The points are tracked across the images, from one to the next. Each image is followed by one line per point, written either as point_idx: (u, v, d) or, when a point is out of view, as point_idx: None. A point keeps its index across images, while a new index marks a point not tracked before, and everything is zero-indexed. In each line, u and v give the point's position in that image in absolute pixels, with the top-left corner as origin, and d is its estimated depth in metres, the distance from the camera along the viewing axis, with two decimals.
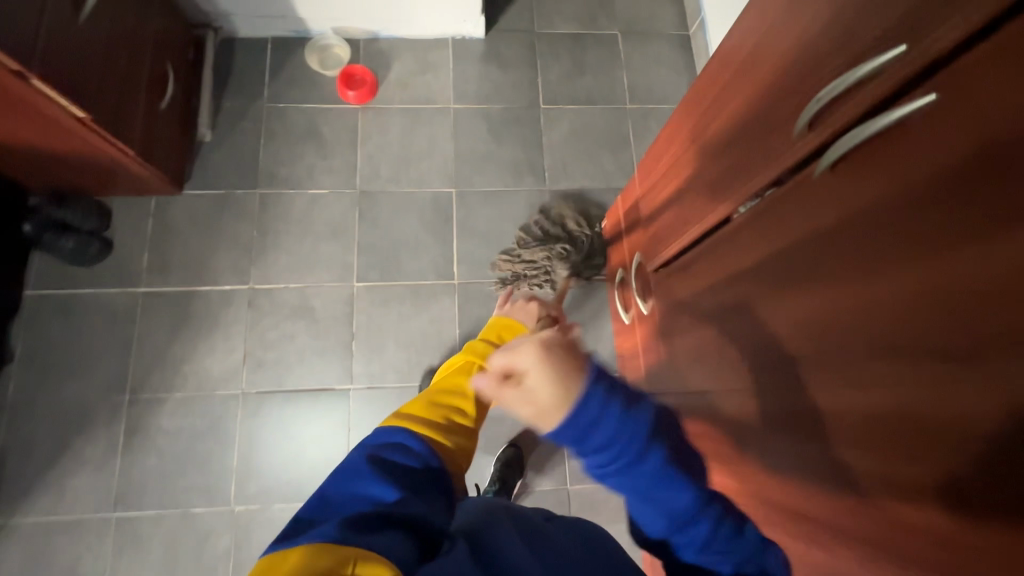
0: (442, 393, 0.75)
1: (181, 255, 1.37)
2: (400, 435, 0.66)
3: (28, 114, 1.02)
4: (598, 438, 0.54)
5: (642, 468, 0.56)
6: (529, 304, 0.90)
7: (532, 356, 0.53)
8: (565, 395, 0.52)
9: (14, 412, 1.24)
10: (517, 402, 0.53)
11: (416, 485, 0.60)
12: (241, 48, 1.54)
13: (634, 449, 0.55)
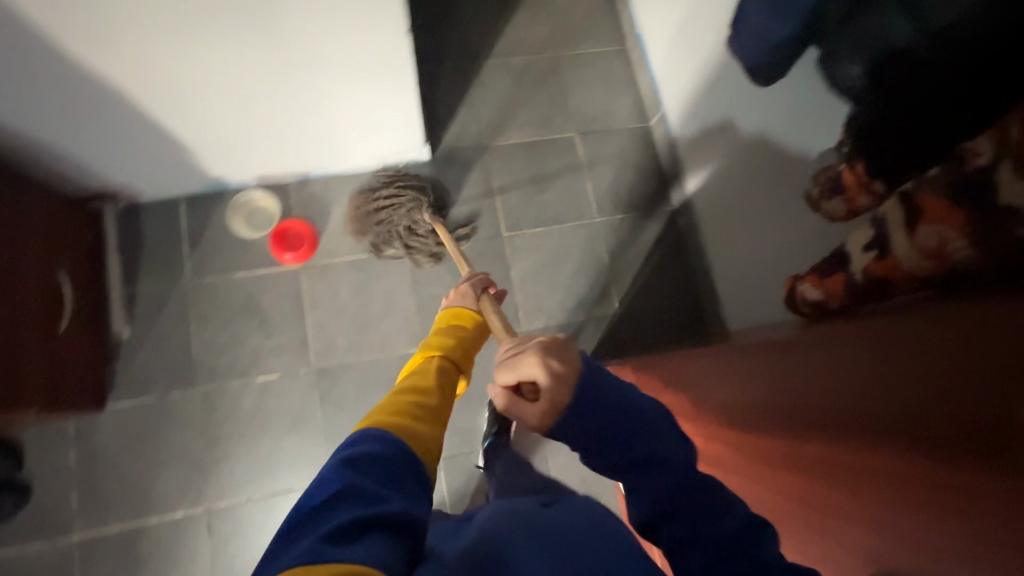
0: (408, 386, 0.74)
1: (117, 485, 1.19)
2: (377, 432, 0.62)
3: None
4: (589, 424, 0.65)
5: (638, 427, 0.65)
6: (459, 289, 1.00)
7: (533, 367, 0.67)
8: (563, 403, 0.65)
9: None
10: (524, 409, 0.68)
11: (394, 477, 0.59)
12: (149, 216, 1.33)
13: (620, 425, 0.65)
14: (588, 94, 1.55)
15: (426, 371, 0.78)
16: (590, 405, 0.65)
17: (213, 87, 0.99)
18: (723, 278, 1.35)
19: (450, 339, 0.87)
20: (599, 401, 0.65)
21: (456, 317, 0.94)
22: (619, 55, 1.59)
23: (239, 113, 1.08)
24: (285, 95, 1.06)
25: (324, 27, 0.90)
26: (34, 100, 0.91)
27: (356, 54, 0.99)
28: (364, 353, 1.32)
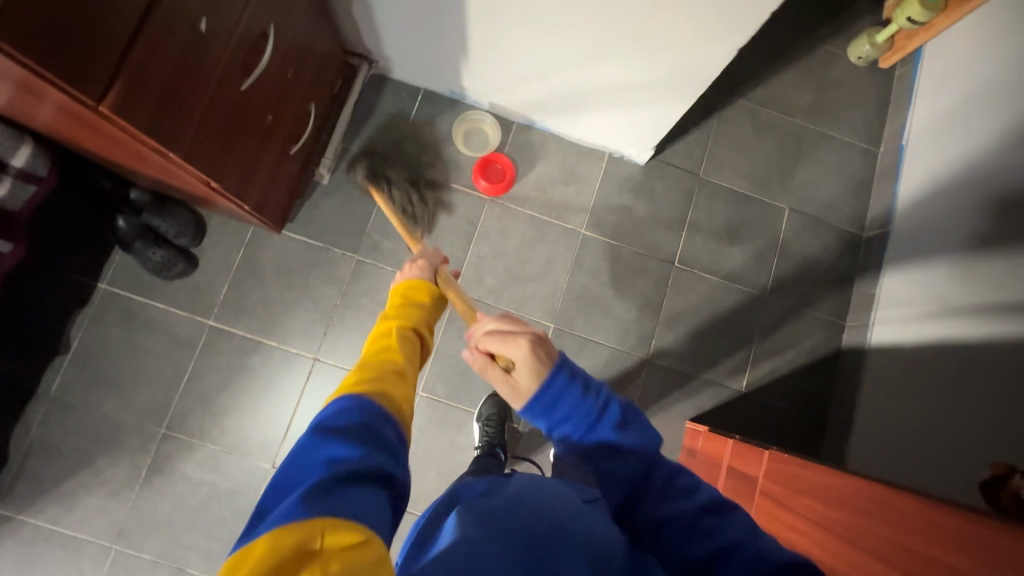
0: (372, 357, 0.72)
1: (258, 299, 1.30)
2: (345, 401, 0.61)
3: (154, 164, 0.94)
4: (559, 413, 0.70)
5: (572, 414, 0.69)
6: (417, 264, 0.91)
7: (518, 352, 0.72)
8: (530, 393, 0.71)
9: (53, 406, 1.22)
10: (501, 382, 0.74)
11: (372, 439, 0.58)
12: (389, 92, 1.42)
13: (588, 419, 0.69)
14: (818, 176, 1.49)
15: (384, 339, 0.76)
16: (548, 401, 0.70)
17: (526, 22, 1.03)
18: (867, 417, 1.27)
19: (409, 306, 0.83)
20: (561, 396, 0.70)
21: (419, 285, 0.87)
22: (866, 155, 1.51)
23: (526, 49, 1.12)
24: (577, 54, 1.09)
25: (660, 16, 0.91)
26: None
27: (664, 50, 1.00)
28: (501, 301, 1.36)
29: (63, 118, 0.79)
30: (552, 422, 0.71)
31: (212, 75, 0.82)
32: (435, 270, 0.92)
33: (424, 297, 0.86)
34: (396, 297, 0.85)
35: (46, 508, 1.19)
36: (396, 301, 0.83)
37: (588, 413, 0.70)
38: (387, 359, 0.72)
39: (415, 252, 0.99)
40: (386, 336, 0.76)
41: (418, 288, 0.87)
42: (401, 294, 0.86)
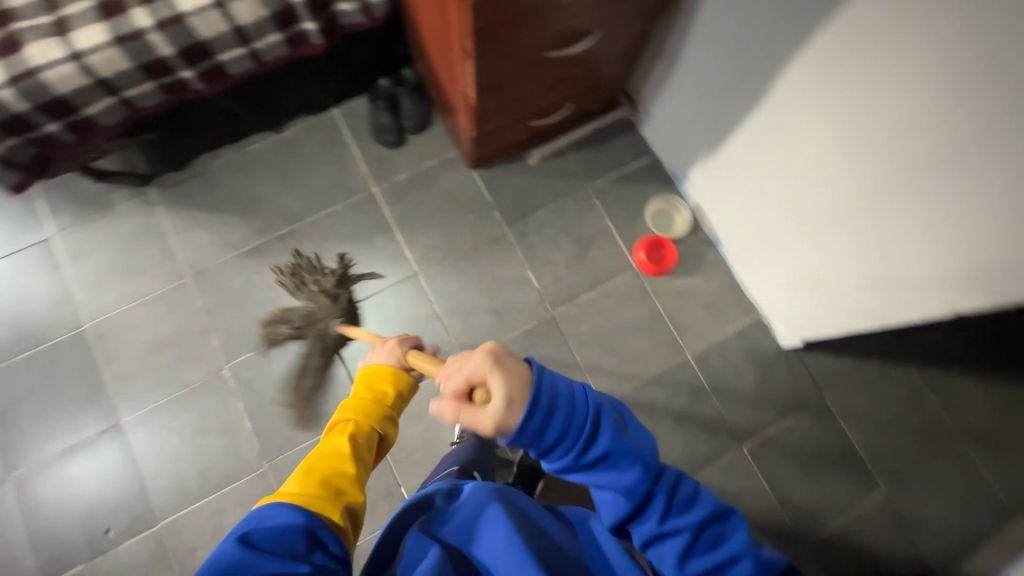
0: (322, 464, 0.79)
1: (416, 200, 1.43)
2: (284, 512, 0.71)
3: (445, 58, 1.11)
4: (552, 434, 0.65)
5: (565, 431, 0.66)
6: (391, 344, 0.98)
7: (483, 372, 0.68)
8: (510, 420, 0.65)
9: (236, 157, 1.42)
10: (482, 419, 0.67)
11: (304, 553, 0.69)
12: (629, 137, 1.52)
13: (582, 435, 0.66)
14: (934, 491, 1.34)
15: (340, 440, 0.82)
16: (528, 429, 0.65)
17: (775, 173, 1.12)
18: None
19: (376, 401, 0.88)
20: (546, 415, 0.65)
21: (382, 369, 0.92)
22: (999, 512, 1.33)
23: (761, 181, 1.17)
24: (796, 225, 1.14)
25: (894, 247, 0.95)
26: (717, 53, 1.10)
27: (884, 267, 0.99)
28: (579, 351, 1.37)
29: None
30: (546, 452, 0.67)
31: (539, 29, 0.96)
32: (404, 352, 0.97)
33: (385, 387, 0.90)
34: (359, 385, 0.90)
35: (173, 217, 1.38)
36: (360, 390, 0.89)
37: (580, 434, 0.66)
38: (333, 464, 0.80)
39: (398, 333, 1.04)
40: (337, 435, 0.83)
41: (385, 375, 0.92)
42: (366, 384, 0.90)
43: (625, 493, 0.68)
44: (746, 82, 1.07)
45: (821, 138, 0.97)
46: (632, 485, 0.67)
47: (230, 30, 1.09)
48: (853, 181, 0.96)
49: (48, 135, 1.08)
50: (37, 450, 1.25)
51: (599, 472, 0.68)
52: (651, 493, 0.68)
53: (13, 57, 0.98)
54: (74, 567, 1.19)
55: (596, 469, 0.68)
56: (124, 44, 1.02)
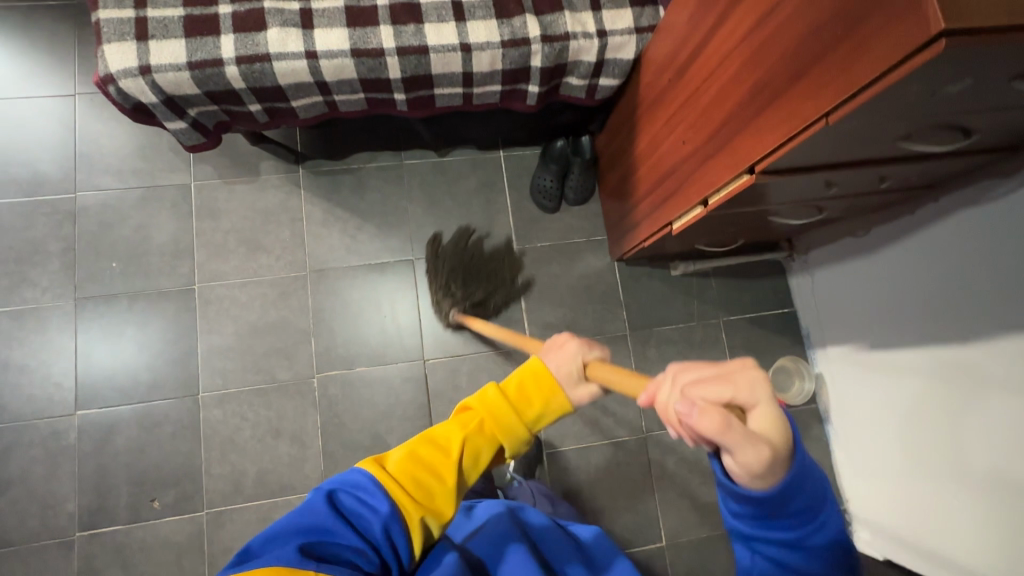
0: (425, 454, 0.65)
1: (550, 273, 1.39)
2: (372, 485, 0.62)
3: (657, 180, 1.07)
4: (795, 500, 0.51)
5: (803, 513, 0.52)
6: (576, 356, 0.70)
7: (761, 392, 0.49)
8: (775, 438, 0.49)
9: (392, 166, 1.37)
10: (755, 446, 0.47)
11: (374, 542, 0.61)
12: (775, 282, 1.47)
13: (808, 519, 0.52)
14: None
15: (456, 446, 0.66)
16: (790, 490, 0.50)
17: (917, 403, 1.12)
18: None
19: (513, 408, 0.67)
20: (800, 474, 0.51)
21: (544, 378, 0.69)
22: None
23: (909, 400, 1.14)
24: (920, 458, 1.13)
25: None
26: (925, 272, 1.05)
27: None
28: (658, 481, 1.34)
29: (675, 130, 0.96)
30: (763, 525, 0.52)
31: (781, 202, 0.92)
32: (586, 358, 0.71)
33: (532, 404, 0.68)
34: (507, 384, 0.69)
35: (314, 206, 1.34)
36: (507, 392, 0.69)
37: (812, 520, 0.53)
38: (437, 463, 0.65)
39: (563, 336, 0.74)
40: (459, 429, 0.66)
41: (543, 386, 0.69)
42: (518, 389, 0.69)
43: None
44: (946, 316, 1.02)
45: (991, 414, 0.96)
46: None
47: (462, 72, 1.03)
48: (1001, 468, 0.95)
49: (247, 112, 1.04)
50: (108, 392, 1.21)
51: (793, 553, 0.53)
52: None
53: (250, 34, 0.93)
54: (111, 524, 1.16)
55: (797, 548, 0.53)
56: (360, 58, 0.97)
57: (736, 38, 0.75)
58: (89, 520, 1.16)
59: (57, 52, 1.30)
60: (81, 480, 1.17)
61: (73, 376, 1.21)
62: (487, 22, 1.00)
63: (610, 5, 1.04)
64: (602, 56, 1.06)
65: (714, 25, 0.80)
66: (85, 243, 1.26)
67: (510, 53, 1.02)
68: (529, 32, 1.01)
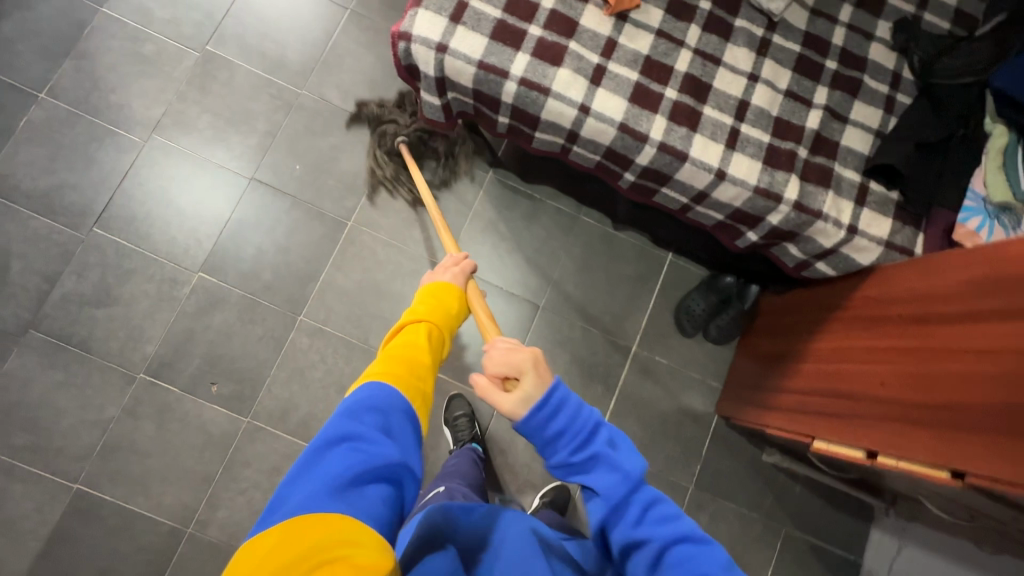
0: (397, 348, 0.70)
1: (651, 390, 1.35)
2: (374, 392, 0.63)
3: (818, 387, 1.02)
4: (557, 421, 0.63)
5: (548, 430, 0.63)
6: (455, 266, 0.87)
7: (523, 358, 0.66)
8: (533, 394, 0.64)
9: (569, 214, 1.37)
10: (517, 398, 0.64)
11: (391, 428, 0.62)
12: (853, 523, 1.37)
13: (571, 436, 0.63)
14: None
15: (419, 334, 0.72)
16: (534, 418, 0.63)
17: None
18: None
19: (443, 310, 0.79)
20: (545, 403, 0.63)
21: (447, 291, 0.81)
22: None
23: None
24: None
25: None
26: None
27: None
28: None
29: (871, 364, 0.91)
30: (551, 454, 0.64)
31: (947, 495, 0.85)
32: (469, 273, 0.88)
33: (450, 302, 0.80)
34: (420, 297, 0.79)
35: (484, 210, 1.36)
36: (422, 295, 0.79)
37: (584, 442, 0.62)
38: (417, 351, 0.71)
39: (452, 251, 0.93)
40: (412, 332, 0.73)
41: (448, 290, 0.82)
42: (433, 295, 0.80)
43: (602, 487, 0.61)
44: None
45: None
46: (613, 488, 0.60)
47: (700, 191, 1.01)
48: None
49: (493, 119, 1.06)
50: (231, 271, 1.27)
51: (567, 466, 0.63)
52: (628, 499, 0.60)
53: (545, 65, 0.95)
54: (171, 384, 1.22)
55: (570, 460, 0.62)
56: (624, 134, 0.97)
57: (1000, 345, 0.71)
58: (156, 369, 1.22)
59: None
60: (170, 332, 1.23)
61: (213, 241, 1.28)
62: (754, 162, 0.98)
63: (874, 207, 1.00)
64: (838, 247, 1.01)
65: (985, 310, 0.75)
66: (286, 136, 1.33)
67: (756, 201, 0.99)
68: (785, 192, 0.98)
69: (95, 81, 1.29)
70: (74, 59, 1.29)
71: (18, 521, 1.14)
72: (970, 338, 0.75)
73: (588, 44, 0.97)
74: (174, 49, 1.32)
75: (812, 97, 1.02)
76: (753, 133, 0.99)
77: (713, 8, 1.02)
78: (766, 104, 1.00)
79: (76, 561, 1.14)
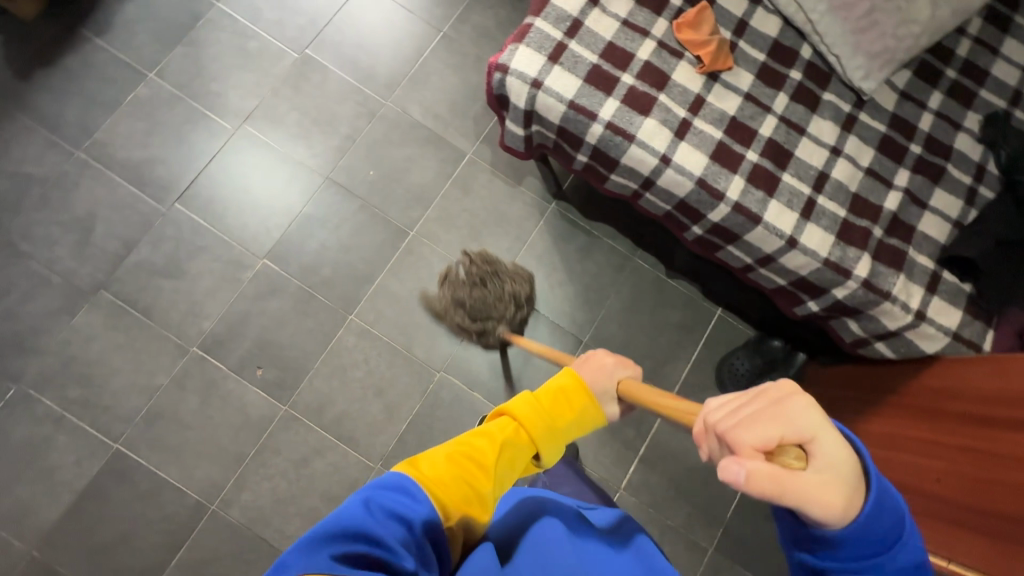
0: (463, 454, 0.61)
1: (682, 443, 1.33)
2: (412, 491, 0.56)
3: (860, 468, 1.01)
4: (875, 532, 0.47)
5: (862, 541, 0.47)
6: (604, 364, 0.73)
7: (819, 422, 0.47)
8: (840, 476, 0.46)
9: (623, 255, 1.38)
10: (818, 485, 0.45)
11: (418, 536, 0.54)
12: None
13: (879, 551, 0.48)
14: None
15: (497, 445, 0.62)
16: (856, 526, 0.47)
17: None
18: None
19: (546, 421, 0.65)
20: (876, 513, 0.47)
21: (573, 396, 0.67)
22: None
23: None
24: None
25: None
26: None
27: None
28: None
29: (914, 454, 0.91)
30: (844, 563, 0.48)
31: None
32: (617, 373, 0.73)
33: (568, 410, 0.66)
34: (540, 393, 0.67)
35: (541, 239, 1.38)
36: (537, 394, 0.67)
37: (887, 546, 0.48)
38: (481, 464, 0.61)
39: (603, 350, 0.76)
40: (495, 437, 0.63)
41: (574, 399, 0.67)
42: (549, 397, 0.67)
43: None
44: None
45: None
46: None
47: (767, 254, 1.01)
48: None
49: (570, 156, 1.09)
50: (294, 262, 1.32)
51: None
52: None
53: (633, 113, 0.98)
54: (219, 362, 1.26)
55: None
56: (700, 189, 0.98)
57: None
58: (208, 345, 1.26)
59: None
60: (227, 312, 1.28)
61: (281, 231, 1.33)
62: (826, 233, 0.98)
63: (944, 296, 0.98)
64: (901, 330, 0.99)
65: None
66: (364, 142, 1.38)
67: (824, 272, 0.98)
68: (855, 268, 0.98)
69: (200, 68, 1.37)
70: (185, 46, 1.38)
71: (57, 471, 1.18)
72: (1008, 443, 0.75)
73: (677, 98, 1.00)
74: (276, 48, 1.40)
75: (893, 178, 1.02)
76: (829, 206, 0.99)
77: (804, 79, 1.04)
78: (846, 179, 1.01)
79: (103, 519, 1.17)
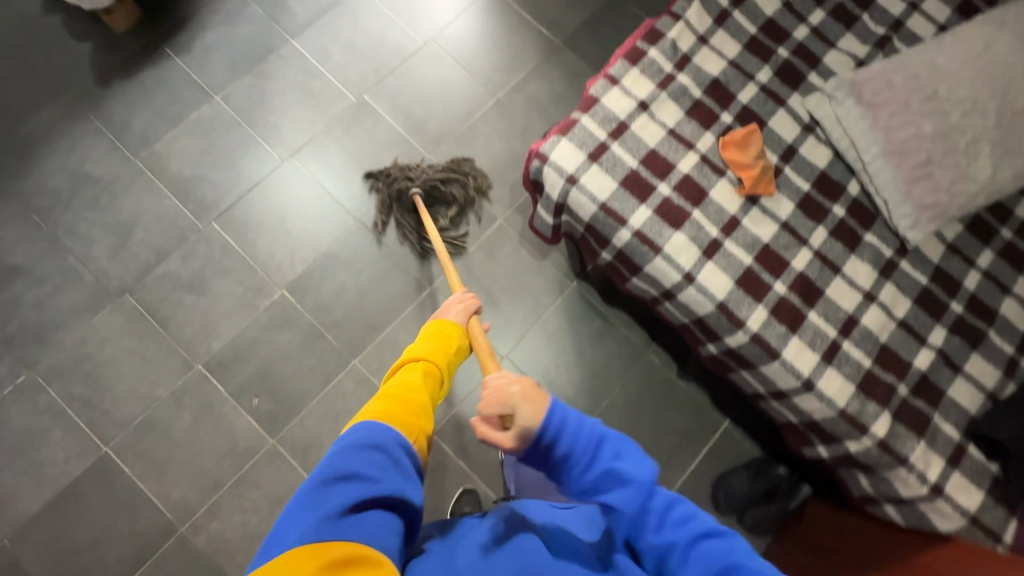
0: (401, 387, 0.71)
1: None
2: (371, 433, 0.62)
3: None
4: (563, 443, 0.63)
5: (569, 453, 0.63)
6: (461, 306, 0.91)
7: (514, 399, 0.65)
8: (521, 421, 0.64)
9: (637, 348, 1.35)
10: (502, 435, 0.66)
11: (390, 460, 0.61)
12: None
13: (582, 459, 0.63)
14: None
15: (416, 377, 0.73)
16: (538, 446, 0.64)
17: None
18: None
19: (440, 355, 0.79)
20: (557, 433, 0.63)
21: (448, 330, 0.85)
22: None
23: None
24: None
25: None
26: None
27: None
28: None
29: None
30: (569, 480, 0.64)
31: None
32: (471, 312, 0.91)
33: (449, 344, 0.83)
34: (423, 338, 0.81)
35: (556, 317, 1.37)
36: (425, 339, 0.81)
37: (590, 453, 0.63)
38: (416, 393, 0.71)
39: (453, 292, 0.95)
40: (416, 373, 0.74)
41: (448, 334, 0.84)
42: (432, 340, 0.81)
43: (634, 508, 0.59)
44: None
45: None
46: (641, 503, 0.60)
47: (781, 391, 0.97)
48: None
49: (594, 252, 1.08)
50: (311, 298, 1.34)
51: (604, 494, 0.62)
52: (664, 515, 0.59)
53: (664, 225, 0.97)
54: (220, 384, 1.27)
55: (590, 484, 0.62)
56: (720, 313, 0.96)
57: None
58: (214, 366, 1.28)
59: (514, 62, 1.51)
60: (238, 335, 1.30)
61: (305, 266, 1.36)
62: (847, 383, 0.93)
63: (967, 472, 0.91)
64: (914, 500, 0.92)
65: None
66: None
67: (839, 423, 0.93)
68: (872, 425, 0.92)
69: (262, 98, 1.44)
70: (253, 75, 1.45)
71: (46, 465, 1.21)
72: None
73: (711, 216, 0.99)
74: (336, 89, 1.46)
75: (927, 334, 0.97)
76: (854, 353, 0.95)
77: (846, 217, 1.01)
78: (876, 328, 0.96)
79: (78, 521, 1.19)
